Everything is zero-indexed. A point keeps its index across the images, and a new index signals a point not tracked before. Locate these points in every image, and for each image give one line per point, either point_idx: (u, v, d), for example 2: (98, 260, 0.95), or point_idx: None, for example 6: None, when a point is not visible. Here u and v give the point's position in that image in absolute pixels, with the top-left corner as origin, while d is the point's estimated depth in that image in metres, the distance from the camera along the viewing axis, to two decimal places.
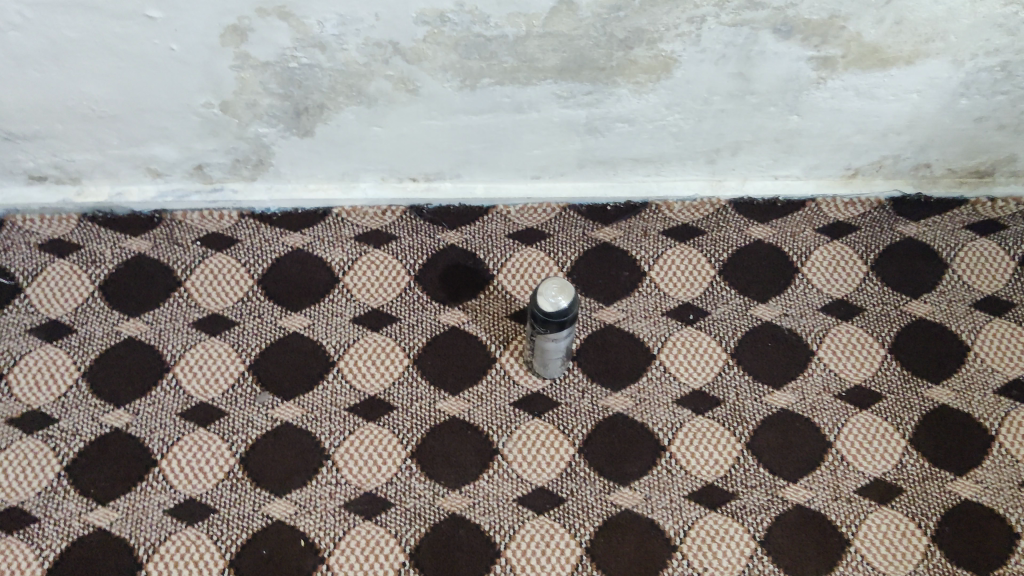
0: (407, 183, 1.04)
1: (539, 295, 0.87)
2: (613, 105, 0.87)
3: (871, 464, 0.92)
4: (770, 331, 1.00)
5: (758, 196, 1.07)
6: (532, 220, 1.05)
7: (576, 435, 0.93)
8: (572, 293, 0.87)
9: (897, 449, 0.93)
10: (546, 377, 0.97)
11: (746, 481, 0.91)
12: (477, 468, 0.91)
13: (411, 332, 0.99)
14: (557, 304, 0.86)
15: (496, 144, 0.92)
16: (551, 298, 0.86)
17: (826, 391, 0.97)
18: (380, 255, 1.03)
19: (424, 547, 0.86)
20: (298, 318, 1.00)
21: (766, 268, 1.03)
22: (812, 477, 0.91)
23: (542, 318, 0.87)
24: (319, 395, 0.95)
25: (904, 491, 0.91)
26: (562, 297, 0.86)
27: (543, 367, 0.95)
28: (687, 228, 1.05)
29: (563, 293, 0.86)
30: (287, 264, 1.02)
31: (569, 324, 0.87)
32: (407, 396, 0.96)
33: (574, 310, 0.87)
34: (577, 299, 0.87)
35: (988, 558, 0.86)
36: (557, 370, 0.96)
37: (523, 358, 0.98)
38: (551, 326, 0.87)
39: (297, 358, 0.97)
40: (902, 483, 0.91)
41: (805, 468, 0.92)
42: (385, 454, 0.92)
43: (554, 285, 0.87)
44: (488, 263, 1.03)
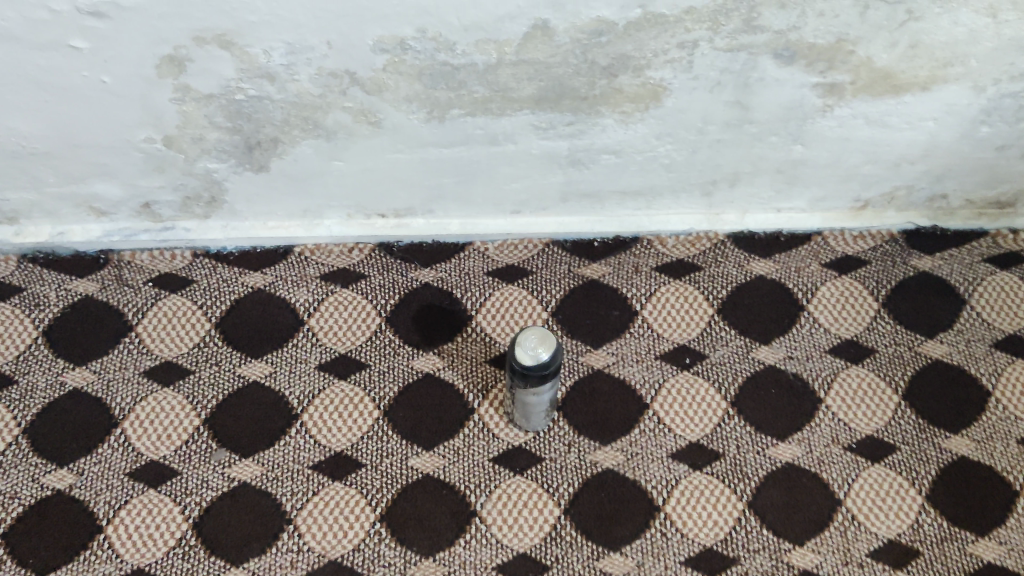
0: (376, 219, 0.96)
1: (518, 347, 0.78)
2: (598, 136, 0.79)
3: (885, 524, 0.84)
4: (774, 376, 0.92)
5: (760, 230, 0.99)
6: (513, 257, 0.97)
7: (561, 494, 0.85)
8: (555, 344, 0.78)
9: (913, 507, 0.85)
10: (529, 429, 0.88)
11: (748, 544, 0.83)
12: (453, 533, 0.83)
13: (381, 380, 0.91)
14: (538, 358, 0.77)
15: (470, 178, 0.84)
16: (530, 351, 0.77)
17: (834, 443, 0.88)
18: (348, 296, 0.94)
19: None
20: (259, 365, 0.91)
21: (768, 306, 0.95)
22: (821, 540, 0.83)
23: (521, 373, 0.78)
24: (280, 452, 0.87)
25: (921, 554, 0.82)
26: (543, 348, 0.77)
27: (525, 419, 0.87)
28: (682, 264, 0.97)
29: (544, 345, 0.77)
30: (247, 305, 0.94)
31: (551, 379, 0.79)
32: (377, 451, 0.87)
33: (556, 363, 0.78)
34: (560, 351, 0.78)
35: None
36: (541, 422, 0.88)
37: (505, 408, 0.89)
38: (532, 381, 0.78)
39: (256, 411, 0.89)
40: (920, 545, 0.83)
41: (814, 529, 0.84)
42: (352, 518, 0.84)
43: (534, 336, 0.78)
44: (466, 303, 0.94)
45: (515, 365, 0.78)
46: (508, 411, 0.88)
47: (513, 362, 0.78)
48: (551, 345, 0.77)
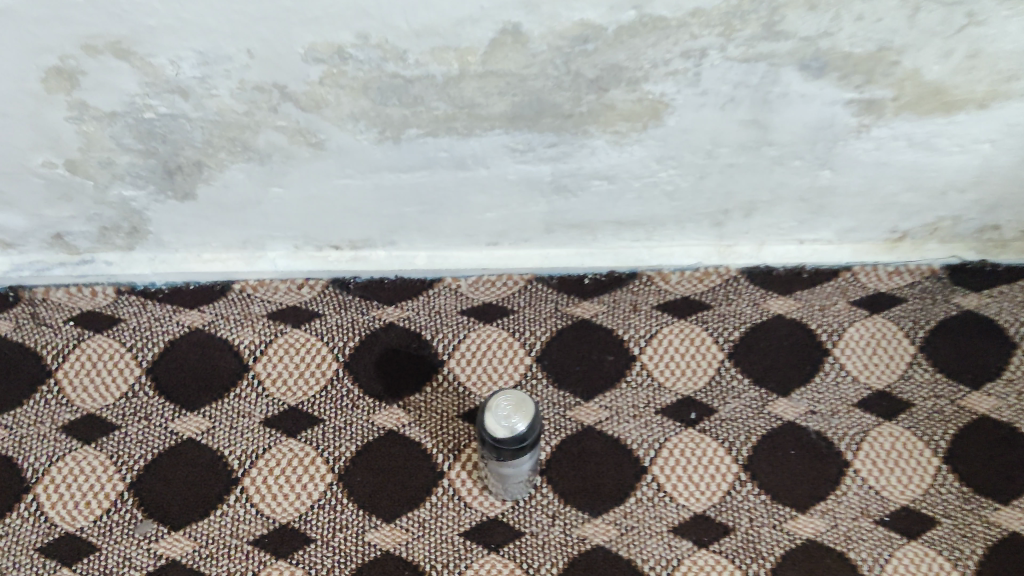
0: (330, 252, 0.83)
1: (488, 415, 0.65)
2: (586, 160, 0.66)
3: None
4: (794, 435, 0.79)
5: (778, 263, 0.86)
6: (491, 295, 0.85)
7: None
8: (532, 412, 0.65)
9: None
10: (505, 500, 0.75)
11: None
12: None
13: (337, 437, 0.78)
14: (512, 428, 0.64)
15: (436, 206, 0.71)
16: (503, 420, 0.64)
17: (864, 515, 0.75)
18: (301, 336, 0.82)
19: None
20: (195, 420, 0.79)
21: (787, 351, 0.82)
22: None
23: (492, 445, 0.65)
24: (215, 525, 0.74)
25: None
26: (517, 416, 0.64)
27: (501, 489, 0.74)
28: (688, 302, 0.84)
29: (520, 412, 0.65)
30: (184, 349, 0.81)
31: (528, 451, 0.66)
32: (329, 524, 0.74)
33: (534, 434, 0.65)
34: (539, 420, 0.65)
35: None
36: (520, 492, 0.75)
37: (477, 474, 0.77)
38: (505, 455, 0.65)
39: (190, 475, 0.76)
40: None
41: None
42: None
43: (507, 401, 0.65)
44: (437, 346, 0.81)
45: (485, 436, 0.65)
46: (482, 478, 0.76)
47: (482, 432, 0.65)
48: (528, 413, 0.64)
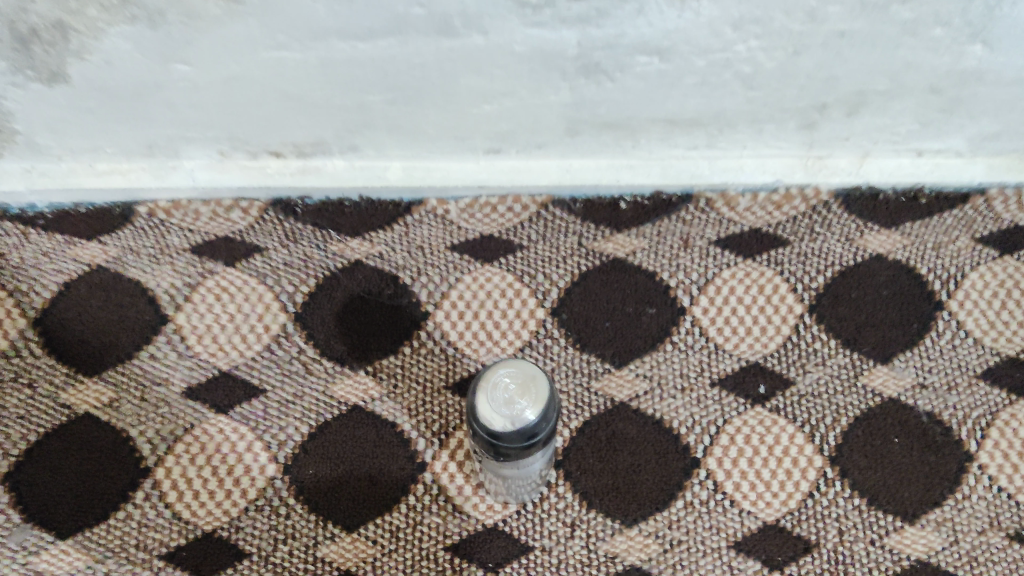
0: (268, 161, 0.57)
1: (481, 400, 0.44)
2: (629, 23, 0.44)
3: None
4: (898, 416, 0.58)
5: (886, 187, 0.62)
6: (489, 226, 0.63)
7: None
8: (545, 395, 0.44)
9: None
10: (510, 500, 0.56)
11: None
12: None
13: (283, 414, 0.58)
14: (518, 421, 0.44)
15: (413, 95, 0.50)
16: (503, 409, 0.44)
17: (993, 529, 0.56)
18: (238, 278, 0.61)
19: None
20: (95, 390, 0.58)
21: (888, 305, 0.61)
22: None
23: (489, 442, 0.45)
24: (117, 532, 0.55)
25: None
26: (524, 399, 0.44)
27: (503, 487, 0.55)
28: (759, 236, 0.62)
29: (528, 396, 0.44)
30: (82, 293, 0.60)
31: (539, 448, 0.46)
32: (268, 533, 0.55)
33: (548, 426, 0.45)
34: (554, 405, 0.45)
35: None
36: (530, 490, 0.55)
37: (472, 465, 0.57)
38: (509, 454, 0.45)
39: (84, 463, 0.56)
40: None
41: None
42: None
43: (509, 378, 0.45)
44: (420, 294, 0.61)
45: (479, 430, 0.45)
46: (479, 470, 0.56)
47: (475, 424, 0.45)
48: (540, 398, 0.44)
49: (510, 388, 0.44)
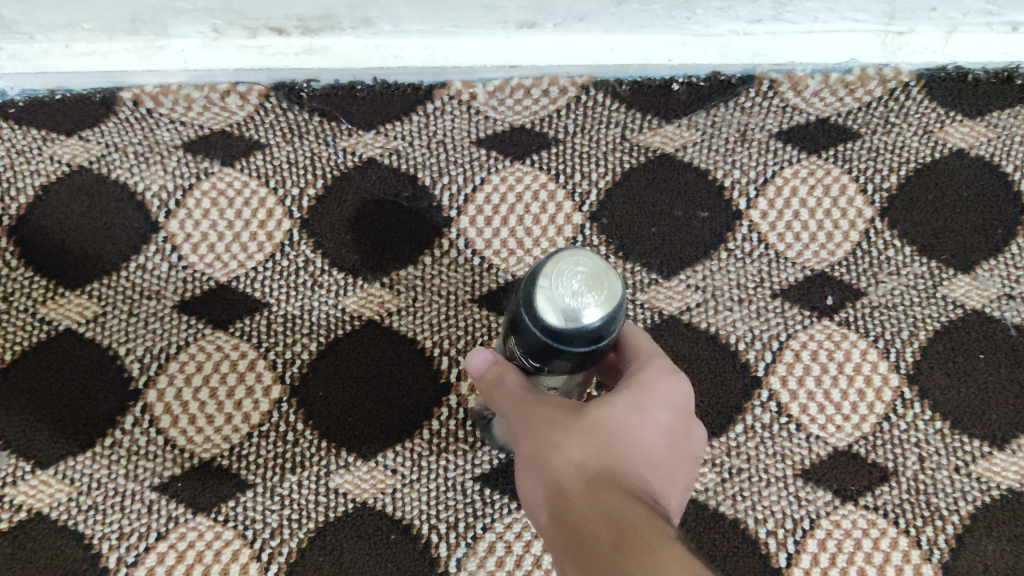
0: (268, 41, 0.50)
1: (538, 289, 0.31)
2: None
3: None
4: (984, 332, 0.52)
5: (978, 68, 0.54)
6: (521, 116, 0.56)
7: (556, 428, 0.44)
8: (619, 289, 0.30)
9: None
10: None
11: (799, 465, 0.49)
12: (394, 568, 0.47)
13: (288, 329, 0.51)
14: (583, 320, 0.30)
15: None
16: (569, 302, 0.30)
17: None
18: (235, 179, 0.54)
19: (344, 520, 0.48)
20: (78, 303, 0.52)
21: (968, 209, 0.54)
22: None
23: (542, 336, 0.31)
24: (103, 462, 0.49)
25: None
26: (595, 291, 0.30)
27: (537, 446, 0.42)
28: (827, 128, 0.55)
29: (598, 294, 0.30)
30: (62, 201, 0.54)
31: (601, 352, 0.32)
32: (274, 462, 0.49)
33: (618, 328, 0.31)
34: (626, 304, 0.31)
35: None
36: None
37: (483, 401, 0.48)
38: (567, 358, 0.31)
39: (67, 384, 0.50)
40: None
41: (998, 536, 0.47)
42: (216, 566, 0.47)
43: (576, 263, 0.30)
44: (442, 198, 0.54)
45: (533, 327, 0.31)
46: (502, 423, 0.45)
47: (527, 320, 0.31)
48: (614, 296, 0.30)
49: (574, 278, 0.30)
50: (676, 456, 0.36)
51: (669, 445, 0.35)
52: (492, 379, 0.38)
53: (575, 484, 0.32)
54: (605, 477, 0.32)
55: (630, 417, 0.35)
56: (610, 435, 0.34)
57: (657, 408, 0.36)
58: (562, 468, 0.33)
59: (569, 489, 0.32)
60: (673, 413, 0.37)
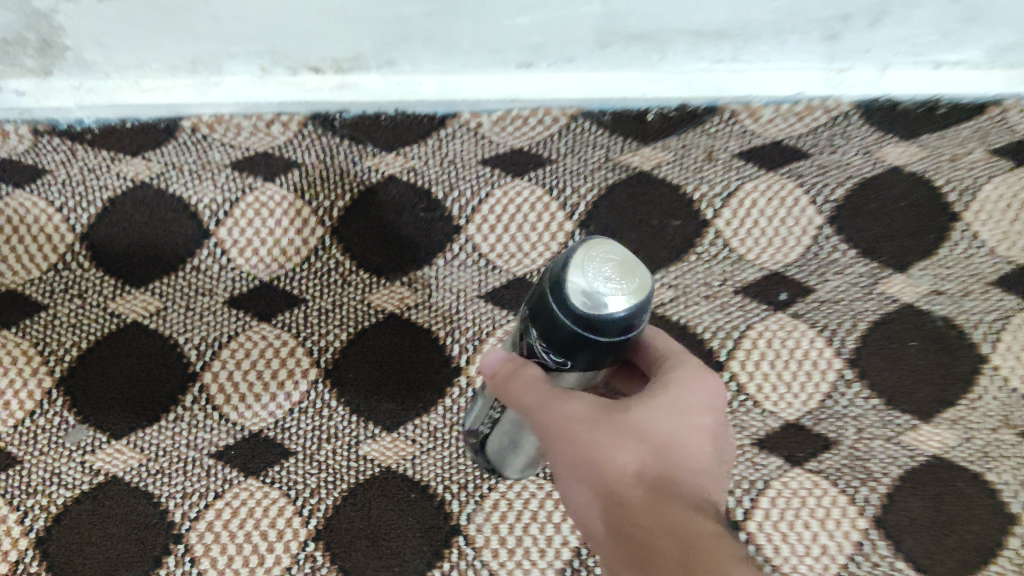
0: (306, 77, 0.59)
1: (569, 272, 0.34)
2: None
3: None
4: (916, 321, 0.59)
5: (902, 96, 0.67)
6: (520, 140, 0.67)
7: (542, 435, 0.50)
8: (644, 283, 0.35)
9: None
10: (505, 448, 0.52)
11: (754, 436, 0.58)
12: (414, 524, 0.55)
13: (322, 322, 0.61)
14: (610, 305, 0.34)
15: (449, 5, 0.53)
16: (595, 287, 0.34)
17: (1006, 426, 0.56)
18: (275, 194, 0.63)
19: (369, 484, 0.56)
20: (141, 300, 0.62)
21: (905, 217, 0.63)
22: (968, 539, 0.52)
23: (574, 324, 0.34)
24: (168, 433, 0.58)
25: (1000, 470, 0.54)
26: (622, 282, 0.34)
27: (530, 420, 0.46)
28: (779, 148, 0.66)
29: (628, 284, 0.34)
30: (127, 210, 0.63)
31: (620, 348, 0.36)
32: (312, 432, 0.58)
33: (642, 324, 0.35)
34: (651, 300, 0.35)
35: None
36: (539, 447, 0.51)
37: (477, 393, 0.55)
38: (590, 348, 0.35)
39: (135, 367, 0.60)
40: (983, 462, 0.54)
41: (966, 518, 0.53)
42: (269, 523, 0.55)
43: (605, 256, 0.34)
44: (452, 209, 0.63)
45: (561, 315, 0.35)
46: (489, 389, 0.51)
47: (553, 304, 0.35)
48: (641, 288, 0.34)
49: (603, 266, 0.34)
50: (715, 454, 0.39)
51: (710, 445, 0.39)
52: (509, 371, 0.41)
53: (632, 491, 0.36)
54: (659, 485, 0.36)
55: (671, 421, 0.38)
56: (657, 442, 0.37)
57: (696, 412, 0.40)
58: (617, 475, 0.36)
59: (626, 495, 0.35)
60: (708, 414, 0.40)
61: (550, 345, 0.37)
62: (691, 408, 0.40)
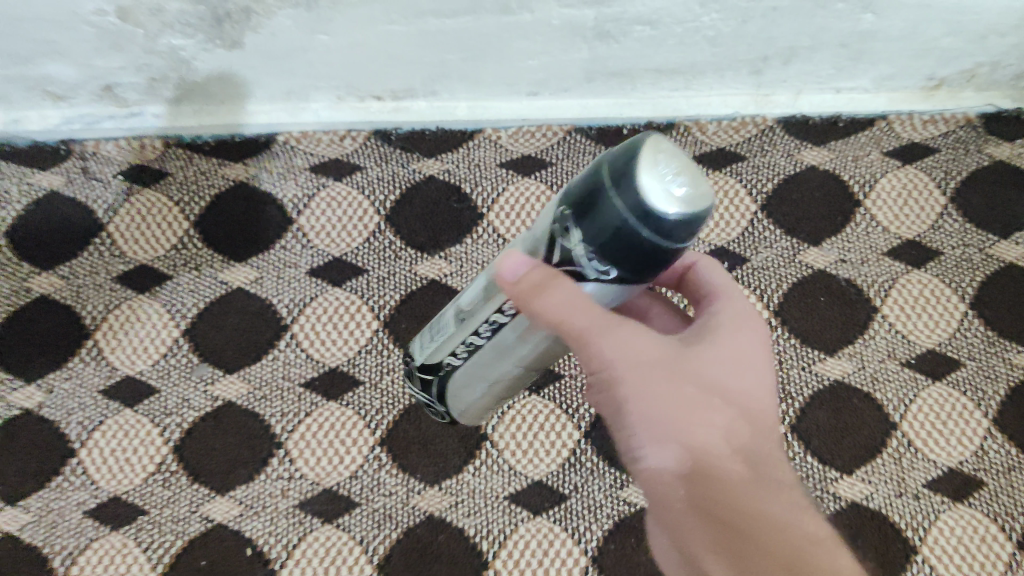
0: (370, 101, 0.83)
1: (638, 165, 0.39)
2: (630, 4, 0.67)
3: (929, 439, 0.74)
4: (824, 282, 0.80)
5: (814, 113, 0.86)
6: (529, 147, 0.86)
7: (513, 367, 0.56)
8: (700, 192, 0.39)
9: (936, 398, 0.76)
10: (475, 387, 0.59)
11: None
12: (455, 440, 0.77)
13: (380, 286, 0.81)
14: (670, 201, 0.38)
15: (480, 54, 0.73)
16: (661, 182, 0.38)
17: (891, 358, 0.77)
18: (343, 190, 0.84)
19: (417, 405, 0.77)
20: (243, 270, 0.81)
21: (818, 203, 0.84)
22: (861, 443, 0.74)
23: (633, 213, 0.39)
24: (269, 368, 0.78)
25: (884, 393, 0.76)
26: (683, 182, 0.39)
27: (520, 349, 0.52)
28: (724, 153, 0.86)
29: (689, 188, 0.39)
30: (229, 202, 0.83)
31: (664, 252, 0.41)
32: (376, 367, 0.79)
33: (687, 236, 0.40)
34: (706, 210, 0.40)
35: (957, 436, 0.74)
36: (508, 383, 0.58)
37: (430, 332, 0.61)
38: (639, 242, 0.40)
39: (241, 320, 0.80)
40: (873, 387, 0.76)
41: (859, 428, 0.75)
42: (348, 441, 0.76)
43: (672, 160, 0.39)
44: (476, 199, 0.84)
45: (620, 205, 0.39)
46: (455, 338, 0.57)
47: (619, 192, 0.39)
48: (698, 195, 0.39)
49: (669, 167, 0.39)
50: (762, 399, 0.50)
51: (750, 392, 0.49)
52: (548, 286, 0.45)
53: (720, 467, 0.45)
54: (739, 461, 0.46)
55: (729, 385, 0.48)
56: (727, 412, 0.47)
57: (737, 363, 0.49)
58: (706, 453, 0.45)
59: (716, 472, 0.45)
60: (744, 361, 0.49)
61: (598, 236, 0.41)
62: (746, 373, 0.49)
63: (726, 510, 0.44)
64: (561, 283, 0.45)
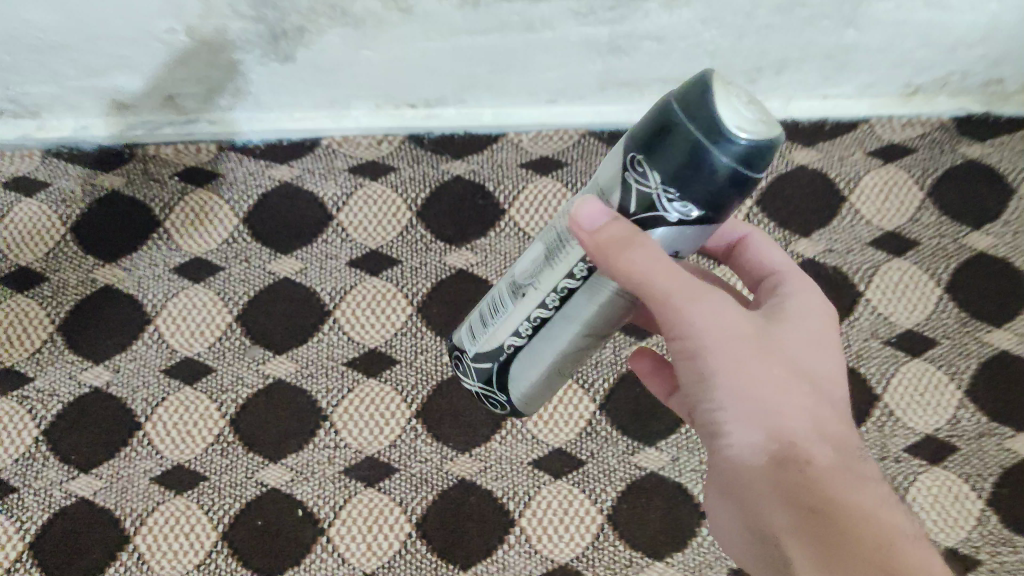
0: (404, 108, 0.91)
1: (717, 93, 0.45)
2: (640, 21, 0.76)
3: (909, 407, 0.84)
4: (813, 269, 0.89)
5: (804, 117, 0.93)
6: (547, 148, 0.94)
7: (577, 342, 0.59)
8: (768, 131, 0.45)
9: (918, 372, 0.85)
10: (533, 370, 0.62)
11: None
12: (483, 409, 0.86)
13: (414, 276, 0.90)
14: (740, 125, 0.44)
15: (505, 67, 0.82)
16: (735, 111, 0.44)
17: (874, 337, 0.87)
18: (378, 189, 0.92)
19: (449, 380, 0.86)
20: (289, 261, 0.90)
21: (808, 199, 0.92)
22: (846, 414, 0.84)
23: (705, 131, 0.44)
24: (314, 348, 0.87)
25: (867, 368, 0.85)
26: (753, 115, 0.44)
27: (592, 310, 0.57)
28: None
29: (758, 123, 0.45)
30: (275, 201, 0.91)
31: (727, 182, 0.46)
32: (412, 347, 0.88)
33: (756, 167, 0.45)
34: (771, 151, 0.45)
35: (936, 407, 0.83)
36: (571, 360, 0.62)
37: (479, 324, 0.65)
38: (706, 162, 0.45)
39: (288, 306, 0.88)
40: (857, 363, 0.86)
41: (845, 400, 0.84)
42: (385, 413, 0.85)
43: (745, 99, 0.45)
44: (499, 197, 0.92)
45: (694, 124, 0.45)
46: (517, 316, 0.60)
47: (693, 113, 0.45)
48: (765, 131, 0.44)
49: (742, 102, 0.45)
50: (832, 384, 0.55)
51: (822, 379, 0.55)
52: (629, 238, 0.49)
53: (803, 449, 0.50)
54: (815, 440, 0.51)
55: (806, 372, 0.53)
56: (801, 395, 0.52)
57: (811, 353, 0.55)
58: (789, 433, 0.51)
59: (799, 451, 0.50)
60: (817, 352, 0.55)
61: (669, 161, 0.46)
62: (816, 356, 0.55)
63: (811, 496, 0.49)
64: (645, 244, 0.49)
